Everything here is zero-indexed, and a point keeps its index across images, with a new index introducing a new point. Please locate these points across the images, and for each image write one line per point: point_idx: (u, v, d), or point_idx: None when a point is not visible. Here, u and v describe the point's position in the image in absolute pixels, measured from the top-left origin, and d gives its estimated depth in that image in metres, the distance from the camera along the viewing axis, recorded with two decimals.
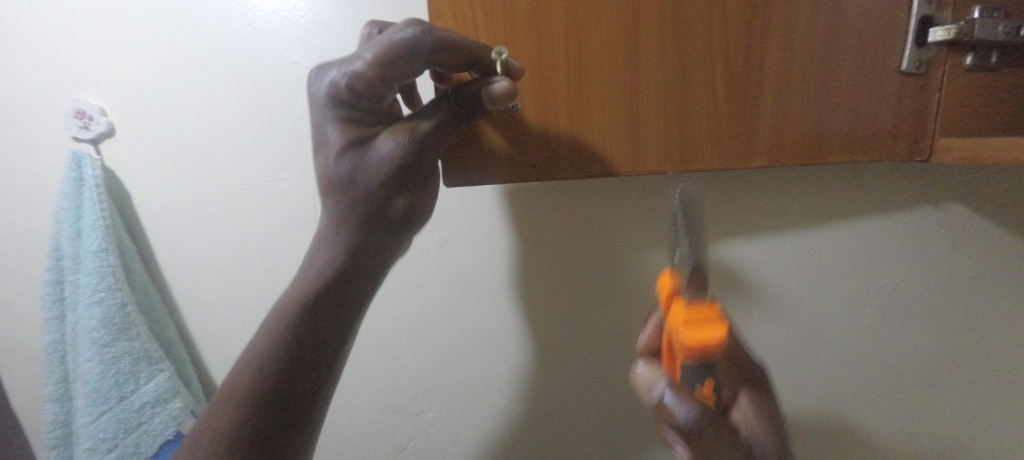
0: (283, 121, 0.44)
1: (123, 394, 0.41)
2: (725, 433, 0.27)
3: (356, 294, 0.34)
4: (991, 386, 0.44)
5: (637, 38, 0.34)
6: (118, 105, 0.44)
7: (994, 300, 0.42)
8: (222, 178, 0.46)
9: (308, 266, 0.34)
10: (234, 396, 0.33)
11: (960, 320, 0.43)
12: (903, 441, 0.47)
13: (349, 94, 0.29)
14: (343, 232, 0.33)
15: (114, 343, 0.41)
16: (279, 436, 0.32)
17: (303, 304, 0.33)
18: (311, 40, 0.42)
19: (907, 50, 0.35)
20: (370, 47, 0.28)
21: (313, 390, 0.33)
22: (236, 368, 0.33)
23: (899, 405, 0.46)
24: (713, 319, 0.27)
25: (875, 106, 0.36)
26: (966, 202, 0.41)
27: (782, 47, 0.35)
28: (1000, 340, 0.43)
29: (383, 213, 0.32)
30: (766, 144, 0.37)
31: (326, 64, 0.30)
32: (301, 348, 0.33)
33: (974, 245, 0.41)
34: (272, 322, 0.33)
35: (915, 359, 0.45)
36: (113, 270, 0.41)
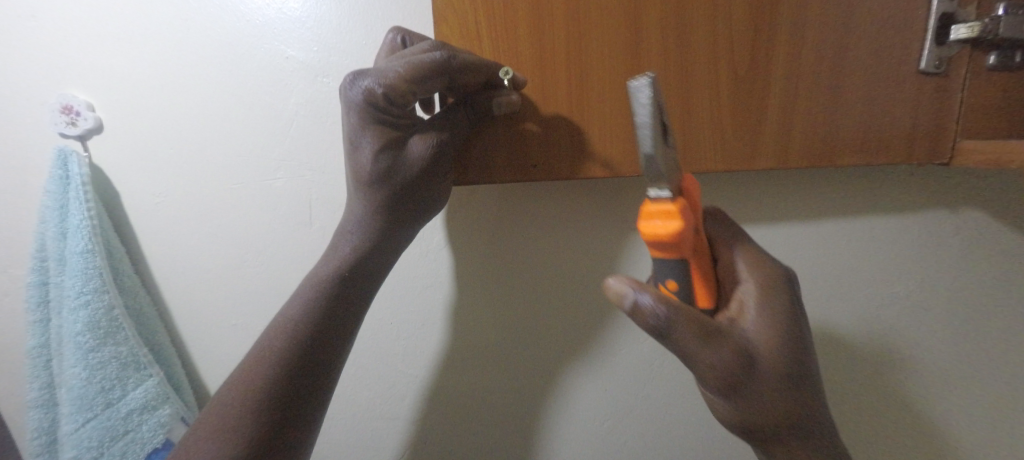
0: (278, 119, 0.42)
1: (109, 401, 0.40)
2: (694, 322, 0.29)
3: (378, 274, 0.40)
4: (978, 379, 0.46)
5: (639, 43, 0.37)
6: (106, 100, 0.42)
7: (984, 296, 0.45)
8: (214, 177, 0.44)
9: (337, 248, 0.39)
10: (261, 361, 0.36)
11: (949, 317, 0.46)
12: (893, 435, 0.49)
13: (382, 100, 0.33)
14: (371, 219, 0.38)
15: (99, 348, 0.39)
16: (299, 400, 0.36)
17: (334, 280, 0.38)
18: (307, 33, 0.41)
19: (926, 49, 0.38)
20: (405, 63, 0.32)
21: (333, 359, 0.38)
22: (266, 336, 0.37)
23: (888, 400, 0.48)
24: (668, 212, 0.28)
25: (875, 104, 0.39)
26: (961, 204, 0.43)
27: (788, 50, 0.38)
28: (987, 334, 0.46)
29: (404, 203, 0.37)
30: (771, 141, 0.39)
31: (362, 72, 0.32)
32: (327, 320, 0.38)
33: (967, 243, 0.44)
34: (305, 296, 0.37)
35: (908, 356, 0.47)
36: (99, 272, 0.40)
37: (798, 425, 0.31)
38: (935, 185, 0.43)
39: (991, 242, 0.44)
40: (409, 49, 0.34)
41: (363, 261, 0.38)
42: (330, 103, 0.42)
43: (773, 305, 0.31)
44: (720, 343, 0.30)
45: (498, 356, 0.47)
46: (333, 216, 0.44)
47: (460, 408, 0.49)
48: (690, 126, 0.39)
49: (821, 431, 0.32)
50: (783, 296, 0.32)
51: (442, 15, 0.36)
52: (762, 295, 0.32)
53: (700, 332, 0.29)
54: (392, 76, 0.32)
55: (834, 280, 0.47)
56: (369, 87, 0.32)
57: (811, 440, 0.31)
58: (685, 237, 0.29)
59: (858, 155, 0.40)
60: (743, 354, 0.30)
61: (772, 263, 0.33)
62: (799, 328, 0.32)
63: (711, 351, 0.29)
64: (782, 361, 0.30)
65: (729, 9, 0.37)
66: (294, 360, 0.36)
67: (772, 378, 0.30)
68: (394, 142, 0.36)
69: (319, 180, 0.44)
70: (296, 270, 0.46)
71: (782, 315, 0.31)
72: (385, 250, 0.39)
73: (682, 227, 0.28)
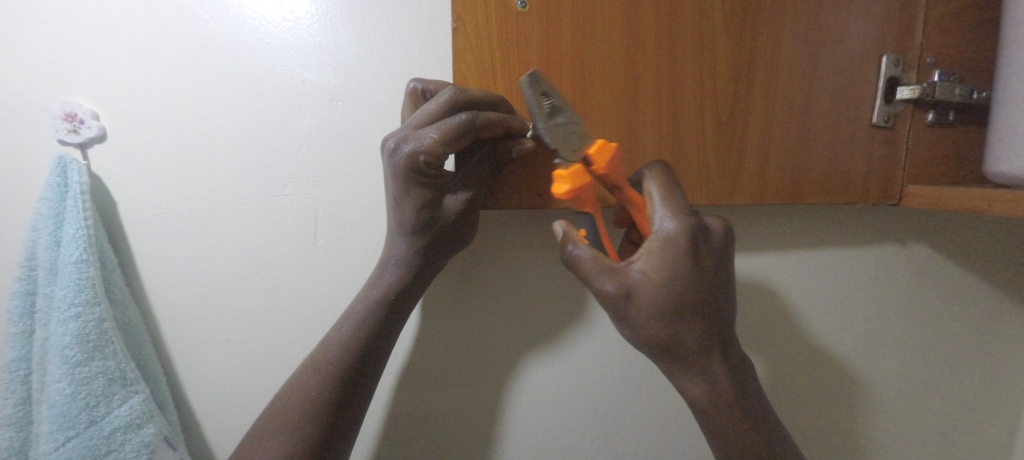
0: (290, 137, 0.43)
1: (93, 418, 0.38)
2: (595, 258, 0.35)
3: (403, 316, 0.41)
4: (904, 382, 0.55)
5: (636, 87, 0.41)
6: (113, 110, 0.42)
7: (917, 313, 0.53)
8: (219, 191, 0.44)
9: (366, 292, 0.40)
10: (298, 395, 0.39)
11: (889, 333, 0.53)
12: (840, 440, 0.55)
13: (420, 165, 0.35)
14: (402, 267, 0.40)
15: (87, 362, 0.38)
16: (331, 436, 0.39)
17: (363, 324, 0.40)
18: (324, 58, 0.42)
19: (877, 106, 0.44)
20: (438, 129, 0.34)
21: (362, 397, 0.40)
22: (302, 373, 0.40)
23: (839, 411, 0.55)
24: (560, 176, 0.35)
25: (837, 151, 0.45)
26: (894, 234, 0.51)
27: (763, 100, 0.43)
28: (916, 345, 0.54)
29: (434, 252, 0.40)
30: (750, 179, 0.44)
31: (401, 137, 0.35)
32: (358, 362, 0.40)
33: (908, 272, 0.52)
34: (338, 337, 0.40)
35: (854, 368, 0.54)
36: (92, 283, 0.39)
37: (677, 349, 0.36)
38: (881, 220, 0.50)
39: (918, 269, 0.52)
40: (430, 104, 0.36)
41: (392, 306, 0.40)
42: (342, 125, 0.43)
43: (669, 250, 0.34)
44: (611, 276, 0.35)
45: (495, 373, 0.49)
46: (337, 232, 0.45)
47: (456, 426, 0.49)
48: (679, 162, 0.43)
49: (701, 359, 0.36)
50: (682, 243, 0.34)
51: (459, 52, 0.39)
52: (660, 242, 0.35)
53: (597, 265, 0.35)
54: (432, 145, 0.34)
55: (802, 306, 0.51)
56: (410, 155, 0.35)
57: (687, 363, 0.36)
58: (581, 197, 0.36)
59: (822, 194, 0.45)
60: (625, 291, 0.35)
61: (688, 218, 0.35)
62: (692, 270, 0.35)
63: (602, 281, 0.35)
64: (667, 295, 0.34)
65: (715, 63, 0.42)
66: (336, 392, 0.39)
67: (655, 308, 0.35)
68: (432, 199, 0.38)
69: (325, 198, 0.45)
70: (295, 285, 0.46)
71: (676, 258, 0.34)
72: (418, 291, 0.41)
73: (571, 190, 0.35)
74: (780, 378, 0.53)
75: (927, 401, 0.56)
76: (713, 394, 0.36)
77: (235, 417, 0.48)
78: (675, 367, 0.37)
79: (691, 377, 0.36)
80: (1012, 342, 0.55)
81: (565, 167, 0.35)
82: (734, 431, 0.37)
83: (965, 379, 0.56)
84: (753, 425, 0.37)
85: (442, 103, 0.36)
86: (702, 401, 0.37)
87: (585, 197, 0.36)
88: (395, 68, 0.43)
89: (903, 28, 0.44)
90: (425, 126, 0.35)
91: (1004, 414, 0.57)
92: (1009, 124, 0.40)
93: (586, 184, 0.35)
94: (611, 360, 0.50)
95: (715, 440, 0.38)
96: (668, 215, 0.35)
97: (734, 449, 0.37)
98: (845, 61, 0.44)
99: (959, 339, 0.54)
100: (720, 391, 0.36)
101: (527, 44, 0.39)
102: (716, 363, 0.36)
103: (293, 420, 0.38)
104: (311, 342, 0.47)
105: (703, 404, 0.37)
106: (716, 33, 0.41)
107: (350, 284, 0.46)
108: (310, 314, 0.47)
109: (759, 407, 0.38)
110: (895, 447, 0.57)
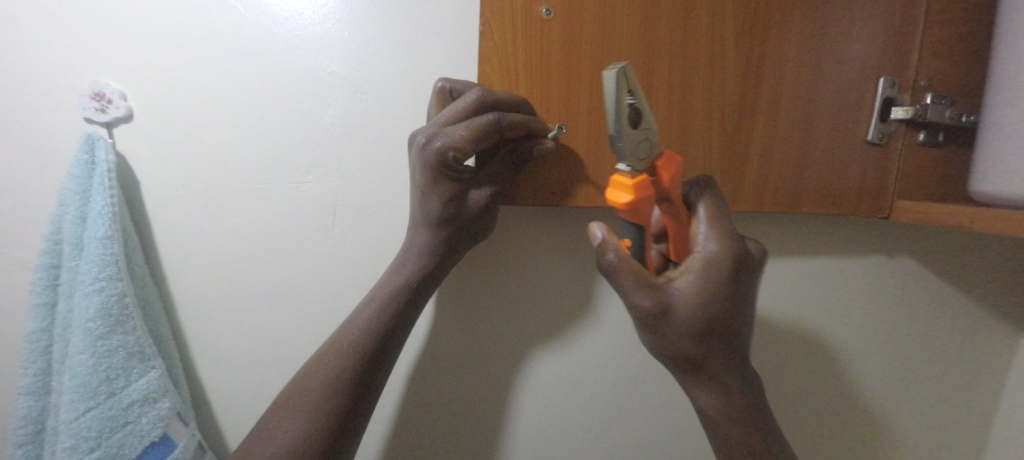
0: (314, 127, 0.45)
1: (112, 391, 0.39)
2: (636, 272, 0.35)
3: (422, 303, 0.44)
4: (885, 387, 0.58)
5: (649, 94, 0.43)
6: (140, 91, 0.43)
7: (901, 322, 0.56)
8: (241, 176, 0.45)
9: (388, 279, 0.43)
10: (319, 375, 0.41)
11: (875, 340, 0.56)
12: (822, 438, 0.58)
13: (449, 160, 0.37)
14: (425, 257, 0.42)
15: (109, 336, 0.39)
16: (350, 416, 0.41)
17: (384, 309, 0.42)
18: (352, 52, 0.44)
19: (873, 124, 0.47)
20: (467, 127, 0.37)
21: (379, 379, 0.43)
22: (324, 352, 0.42)
23: (823, 411, 0.58)
24: (625, 186, 0.34)
25: (833, 165, 0.48)
26: (882, 246, 0.54)
27: (767, 114, 0.46)
28: (899, 352, 0.57)
29: (455, 243, 0.42)
30: (751, 187, 0.46)
31: (432, 133, 0.37)
32: (378, 345, 0.42)
33: (893, 282, 0.55)
34: (359, 321, 0.42)
35: (840, 372, 0.57)
36: (116, 259, 0.40)
37: (699, 362, 0.37)
38: (871, 233, 0.53)
39: (902, 280, 0.55)
40: (458, 103, 0.38)
41: (413, 294, 0.43)
42: (366, 117, 0.45)
43: (708, 272, 0.36)
44: (650, 292, 0.35)
45: (500, 364, 0.51)
46: (355, 221, 0.47)
47: (459, 414, 0.51)
48: (687, 168, 0.45)
49: (719, 373, 0.38)
50: (721, 266, 0.36)
51: (485, 55, 0.40)
52: (701, 262, 0.36)
53: (637, 280, 0.35)
54: (461, 142, 0.37)
55: (795, 311, 0.54)
56: (440, 150, 0.37)
57: (706, 375, 0.38)
58: (638, 208, 0.35)
59: (819, 205, 0.48)
60: (663, 305, 0.36)
61: (734, 245, 0.36)
62: (725, 292, 0.36)
63: (641, 295, 0.35)
64: (699, 314, 0.36)
65: (724, 77, 0.44)
66: (356, 373, 0.41)
67: (685, 324, 0.36)
68: (457, 193, 0.40)
69: (345, 187, 0.46)
70: (311, 271, 0.48)
71: (713, 281, 0.36)
72: (437, 280, 0.44)
73: (631, 201, 0.34)
74: (769, 379, 0.55)
75: (904, 406, 0.59)
76: (726, 404, 0.38)
77: (245, 396, 0.49)
78: (692, 377, 0.38)
79: (706, 388, 0.38)
80: (983, 352, 0.59)
81: (630, 176, 0.35)
82: (741, 441, 0.39)
83: (940, 387, 0.59)
84: (761, 438, 0.39)
85: (470, 103, 0.38)
86: (715, 410, 0.39)
87: (641, 209, 0.35)
88: (419, 65, 0.44)
89: (901, 53, 0.46)
90: (453, 124, 0.38)
91: (971, 420, 0.61)
92: (996, 148, 0.43)
93: (648, 197, 0.35)
94: (611, 356, 0.52)
95: (721, 448, 0.40)
96: (711, 237, 0.37)
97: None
98: (846, 81, 0.46)
99: (937, 348, 0.58)
100: (732, 403, 0.38)
101: (549, 50, 0.41)
102: (732, 377, 0.38)
103: (313, 399, 0.40)
104: (324, 326, 0.49)
105: (715, 414, 0.39)
106: (727, 49, 0.43)
107: (365, 271, 0.48)
108: (324, 299, 0.48)
109: (766, 419, 0.40)
110: (873, 449, 0.60)
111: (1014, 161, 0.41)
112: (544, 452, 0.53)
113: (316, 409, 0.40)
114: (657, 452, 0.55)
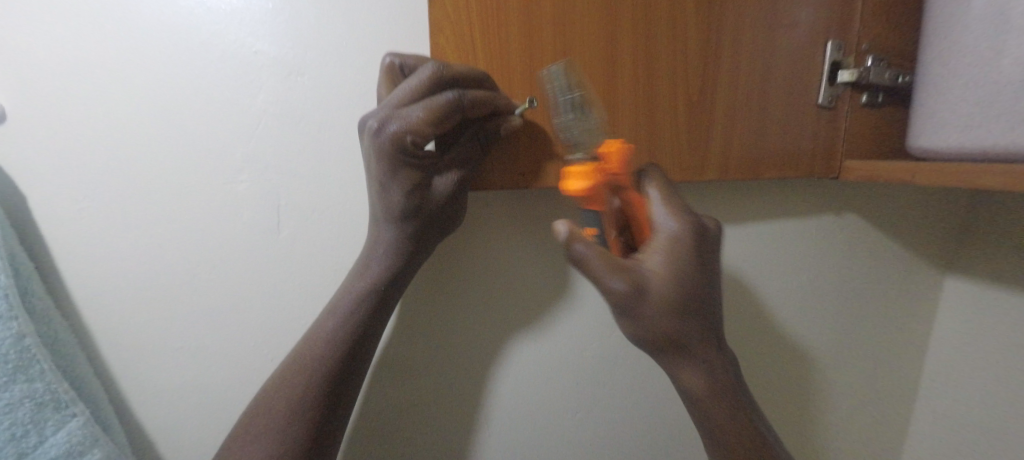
0: (244, 118, 0.39)
1: (23, 450, 0.33)
2: (605, 257, 0.34)
3: (392, 303, 0.40)
4: (837, 334, 0.63)
5: (614, 64, 0.41)
6: (12, 85, 0.35)
7: (848, 272, 0.60)
8: (159, 180, 0.39)
9: (352, 281, 0.39)
10: (284, 393, 0.38)
11: (827, 293, 0.60)
12: (786, 389, 0.62)
13: (408, 146, 0.34)
14: (390, 253, 0.38)
15: (7, 387, 0.32)
16: (323, 430, 0.38)
17: (349, 314, 0.39)
18: (280, 27, 0.38)
19: (823, 87, 0.48)
20: (425, 108, 0.33)
21: (352, 387, 0.40)
22: (287, 368, 0.38)
23: (786, 364, 0.61)
24: (574, 174, 0.35)
25: (788, 129, 0.49)
26: (831, 205, 0.57)
27: (728, 80, 0.45)
28: (847, 301, 0.62)
29: (423, 235, 0.39)
30: (716, 155, 0.46)
31: (386, 117, 0.33)
32: (348, 353, 0.39)
33: (841, 237, 0.58)
34: (323, 329, 0.38)
35: (799, 326, 0.60)
36: (4, 294, 0.32)
37: (679, 342, 0.37)
38: (821, 192, 0.56)
39: (848, 234, 0.59)
40: (412, 80, 0.34)
41: (381, 294, 0.39)
42: (305, 103, 0.39)
43: (677, 245, 0.35)
44: (622, 274, 0.34)
45: (478, 357, 0.48)
46: (305, 221, 0.42)
47: (440, 413, 0.49)
48: (656, 141, 0.44)
49: (699, 351, 0.38)
50: (688, 238, 0.35)
51: (438, 26, 0.36)
52: (667, 239, 0.36)
53: (608, 264, 0.34)
54: (420, 125, 0.33)
55: (758, 273, 0.56)
56: (397, 135, 0.33)
57: (688, 354, 0.37)
58: (592, 193, 0.35)
59: (778, 169, 0.49)
60: (638, 287, 0.34)
61: (695, 217, 0.36)
62: (697, 266, 0.36)
63: (612, 279, 0.34)
64: (675, 291, 0.35)
65: (686, 45, 0.43)
66: (326, 385, 0.38)
67: (663, 304, 0.35)
68: (420, 181, 0.37)
69: (289, 184, 0.41)
70: (258, 281, 0.42)
71: (684, 254, 0.35)
72: (407, 277, 0.40)
73: (583, 187, 0.34)
74: (739, 339, 0.57)
75: (853, 350, 0.64)
76: (709, 381, 0.38)
77: (195, 428, 0.44)
78: (673, 358, 0.38)
79: (688, 367, 0.38)
80: (913, 293, 0.65)
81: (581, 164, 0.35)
82: (726, 417, 0.39)
83: (880, 328, 0.65)
84: (742, 410, 0.40)
85: (426, 79, 0.34)
86: (701, 389, 0.38)
87: (595, 195, 0.35)
88: (362, 40, 0.39)
89: (845, 15, 0.48)
90: (409, 104, 0.34)
91: (905, 354, 0.68)
92: (933, 106, 0.45)
93: (598, 183, 0.34)
94: (590, 336, 0.52)
95: (708, 427, 0.40)
96: (672, 215, 0.36)
97: (728, 436, 0.39)
98: (797, 45, 0.47)
99: (878, 294, 0.63)
100: (715, 379, 0.38)
101: (507, 20, 0.37)
102: (711, 352, 0.38)
103: (280, 420, 0.37)
104: (281, 341, 0.44)
105: (699, 392, 0.38)
106: (687, 15, 0.42)
107: (322, 275, 0.43)
108: (277, 311, 0.43)
109: (744, 390, 0.41)
110: (828, 392, 0.65)
111: (945, 115, 0.44)
112: (532, 440, 0.52)
113: (284, 428, 0.37)
114: (641, 424, 0.56)
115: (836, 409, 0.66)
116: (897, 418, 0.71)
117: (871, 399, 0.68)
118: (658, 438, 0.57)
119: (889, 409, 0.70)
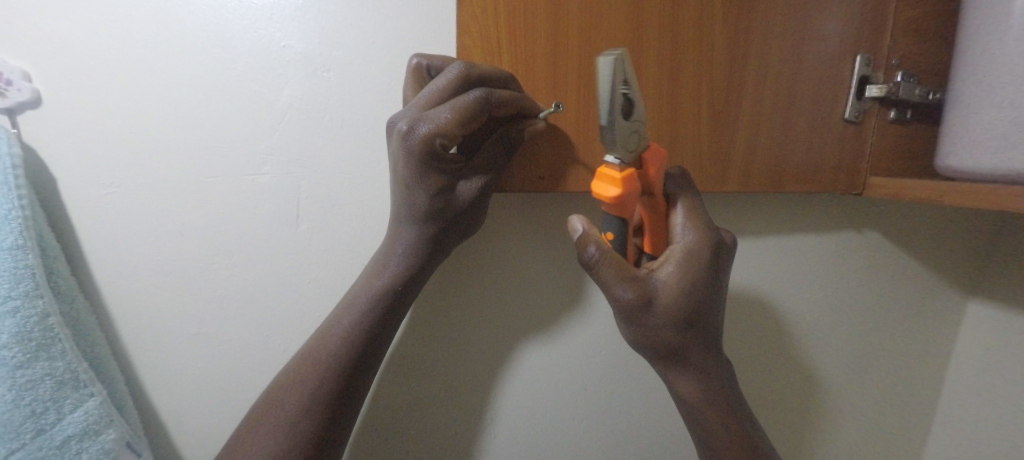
0: (268, 111, 0.39)
1: (40, 428, 0.34)
2: (619, 266, 0.34)
3: (409, 300, 0.40)
4: (852, 354, 0.61)
5: (639, 69, 0.41)
6: (48, 70, 0.35)
7: (866, 291, 0.59)
8: (183, 168, 0.39)
9: (371, 277, 0.39)
10: (296, 387, 0.38)
11: (844, 311, 0.59)
12: (797, 407, 0.61)
13: (436, 148, 0.34)
14: (411, 255, 0.39)
15: (30, 364, 0.33)
16: (333, 426, 0.38)
17: (366, 312, 0.39)
18: (309, 24, 0.38)
19: (849, 102, 0.48)
20: (452, 109, 0.33)
21: (364, 383, 0.40)
22: (301, 362, 0.39)
23: (799, 381, 0.60)
24: (612, 179, 0.33)
25: (813, 143, 0.48)
26: (853, 222, 0.56)
27: (754, 90, 0.45)
28: (865, 320, 0.60)
29: (444, 237, 0.39)
30: (738, 167, 0.46)
31: (415, 120, 0.33)
32: (363, 349, 0.39)
33: (860, 256, 0.57)
34: (338, 326, 0.39)
35: (813, 344, 0.59)
36: (31, 273, 0.33)
37: (680, 351, 0.37)
38: (843, 209, 0.55)
39: (868, 253, 0.57)
40: (439, 80, 0.34)
41: (399, 293, 0.39)
42: (329, 98, 0.40)
43: (688, 261, 0.36)
44: (632, 284, 0.35)
45: (489, 359, 0.48)
46: (322, 215, 0.42)
47: (445, 414, 0.49)
48: (677, 148, 0.44)
49: (700, 361, 0.38)
50: (700, 255, 0.36)
51: (465, 26, 0.37)
52: (681, 252, 0.36)
53: (620, 273, 0.34)
54: (448, 126, 0.33)
55: (773, 288, 0.55)
56: (426, 137, 0.33)
57: (687, 363, 0.38)
58: (623, 201, 0.34)
59: (800, 184, 0.48)
60: (648, 296, 0.35)
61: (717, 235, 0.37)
62: (709, 278, 0.37)
63: (621, 288, 0.35)
64: (684, 301, 0.36)
65: (712, 54, 0.42)
66: (338, 380, 0.38)
67: (667, 314, 0.36)
68: (445, 185, 0.37)
69: (310, 178, 0.41)
70: (275, 271, 0.43)
71: (694, 268, 0.36)
72: (425, 277, 0.40)
73: (619, 194, 0.33)
74: (752, 354, 0.56)
75: (868, 372, 0.63)
76: (706, 389, 0.39)
77: (206, 416, 0.44)
78: (671, 365, 0.39)
79: (688, 376, 0.38)
80: (933, 316, 0.64)
81: (620, 169, 0.33)
82: (724, 428, 0.39)
83: (897, 350, 0.63)
84: (741, 425, 0.40)
85: (452, 80, 0.34)
86: (695, 397, 0.39)
87: (627, 203, 0.34)
88: (389, 38, 0.40)
89: (875, 30, 0.47)
90: (436, 106, 0.34)
91: (921, 379, 0.67)
92: (963, 125, 0.44)
93: (634, 190, 0.34)
94: (600, 344, 0.51)
95: (700, 435, 0.40)
96: (689, 229, 0.37)
97: (719, 449, 0.40)
98: (825, 58, 0.46)
99: (896, 316, 0.62)
100: (712, 390, 0.39)
101: (534, 21, 0.37)
102: (714, 366, 0.39)
103: (289, 414, 0.37)
104: (294, 332, 0.44)
105: (694, 402, 0.39)
106: (715, 22, 0.42)
107: (338, 269, 0.43)
108: (291, 302, 0.43)
109: (740, 401, 0.41)
110: (839, 414, 0.63)
111: (976, 135, 0.43)
112: (536, 446, 0.52)
113: (292, 424, 0.37)
114: (647, 435, 0.56)
115: (847, 431, 0.65)
116: (909, 445, 0.70)
117: (884, 423, 0.67)
118: (663, 450, 0.57)
119: (902, 434, 0.69)
